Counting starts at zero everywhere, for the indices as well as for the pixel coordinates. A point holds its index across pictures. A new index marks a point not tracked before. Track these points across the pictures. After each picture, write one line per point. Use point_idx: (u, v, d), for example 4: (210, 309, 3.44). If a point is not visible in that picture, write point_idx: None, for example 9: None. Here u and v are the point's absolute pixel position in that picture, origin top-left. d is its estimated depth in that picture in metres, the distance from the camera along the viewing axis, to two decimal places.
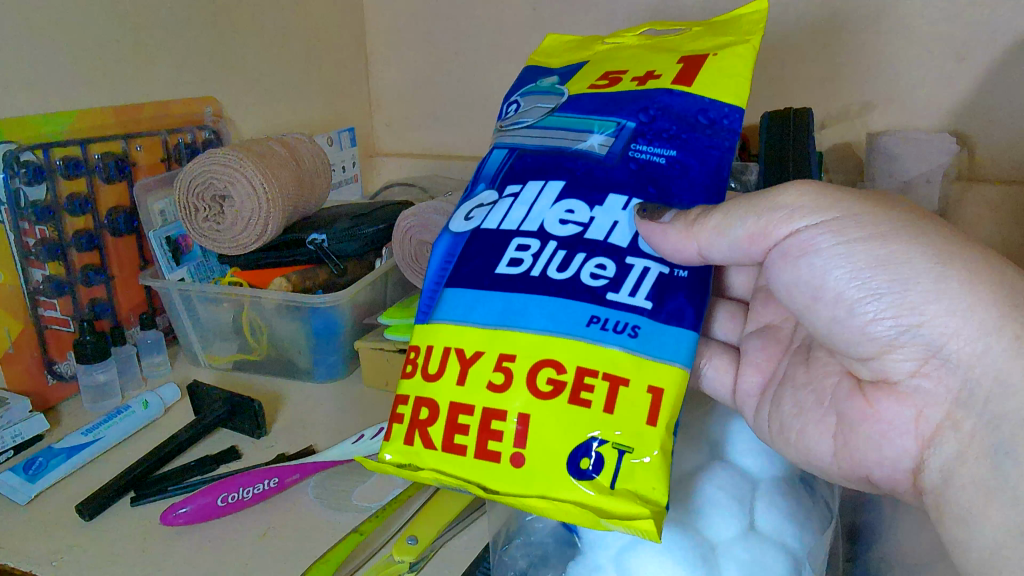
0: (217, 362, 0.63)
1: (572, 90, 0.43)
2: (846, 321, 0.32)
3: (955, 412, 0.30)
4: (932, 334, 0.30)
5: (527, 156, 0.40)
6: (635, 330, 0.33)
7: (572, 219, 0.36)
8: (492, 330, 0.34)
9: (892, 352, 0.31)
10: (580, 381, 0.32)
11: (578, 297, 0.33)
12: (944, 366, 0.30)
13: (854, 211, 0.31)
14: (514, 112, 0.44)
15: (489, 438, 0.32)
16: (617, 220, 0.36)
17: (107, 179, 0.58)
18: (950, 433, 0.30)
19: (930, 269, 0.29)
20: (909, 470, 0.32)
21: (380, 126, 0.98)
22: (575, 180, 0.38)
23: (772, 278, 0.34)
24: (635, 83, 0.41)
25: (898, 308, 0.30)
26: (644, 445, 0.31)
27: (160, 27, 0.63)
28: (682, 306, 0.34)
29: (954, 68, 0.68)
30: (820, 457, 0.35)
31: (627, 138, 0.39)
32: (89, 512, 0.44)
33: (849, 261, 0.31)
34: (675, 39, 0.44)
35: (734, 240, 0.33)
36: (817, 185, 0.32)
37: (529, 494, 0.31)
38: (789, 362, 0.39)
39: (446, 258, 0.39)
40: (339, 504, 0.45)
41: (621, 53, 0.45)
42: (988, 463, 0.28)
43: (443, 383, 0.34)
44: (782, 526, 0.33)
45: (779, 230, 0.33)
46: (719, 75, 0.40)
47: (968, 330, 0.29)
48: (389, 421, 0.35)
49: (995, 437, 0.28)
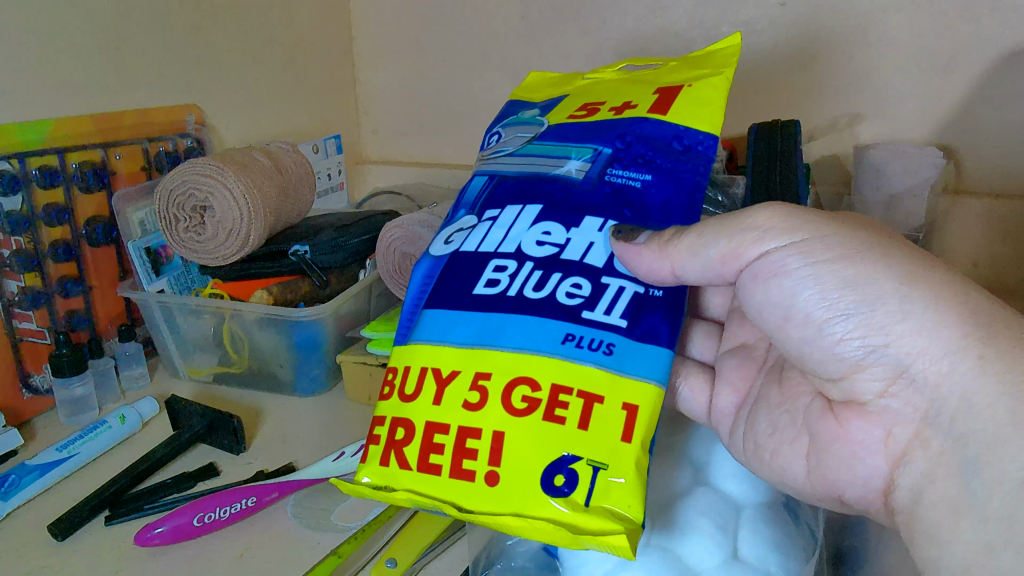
0: (197, 374, 0.62)
1: (552, 120, 0.42)
2: (815, 341, 0.31)
3: (924, 430, 0.29)
4: (899, 354, 0.29)
5: (507, 181, 0.40)
6: (609, 347, 0.32)
7: (549, 241, 0.36)
8: (467, 350, 0.33)
9: (861, 372, 0.31)
10: (555, 399, 0.31)
11: (552, 313, 0.33)
12: (911, 386, 0.29)
13: (821, 231, 0.31)
14: (496, 142, 0.43)
15: (464, 457, 0.31)
16: (592, 241, 0.35)
17: (86, 189, 0.57)
18: (919, 452, 0.29)
19: (895, 290, 0.29)
20: (881, 490, 0.31)
21: (366, 134, 0.97)
22: (553, 205, 0.37)
23: (744, 299, 0.34)
24: (612, 112, 0.41)
25: (866, 328, 0.29)
26: (619, 463, 0.30)
27: (143, 33, 0.62)
28: (657, 324, 0.34)
29: (942, 81, 0.68)
30: (794, 477, 0.34)
31: (603, 163, 0.38)
32: (61, 533, 0.43)
33: (818, 283, 0.30)
34: (653, 71, 0.44)
35: (707, 260, 0.33)
36: (792, 208, 0.32)
37: (503, 512, 0.30)
38: (762, 382, 0.38)
39: (425, 281, 0.38)
40: (318, 524, 0.44)
41: (601, 86, 0.45)
42: (956, 481, 0.27)
43: (420, 403, 0.33)
44: (766, 553, 0.32)
45: (750, 252, 0.32)
46: (695, 103, 0.40)
47: (935, 348, 0.28)
48: (366, 442, 0.34)
49: (963, 454, 0.27)
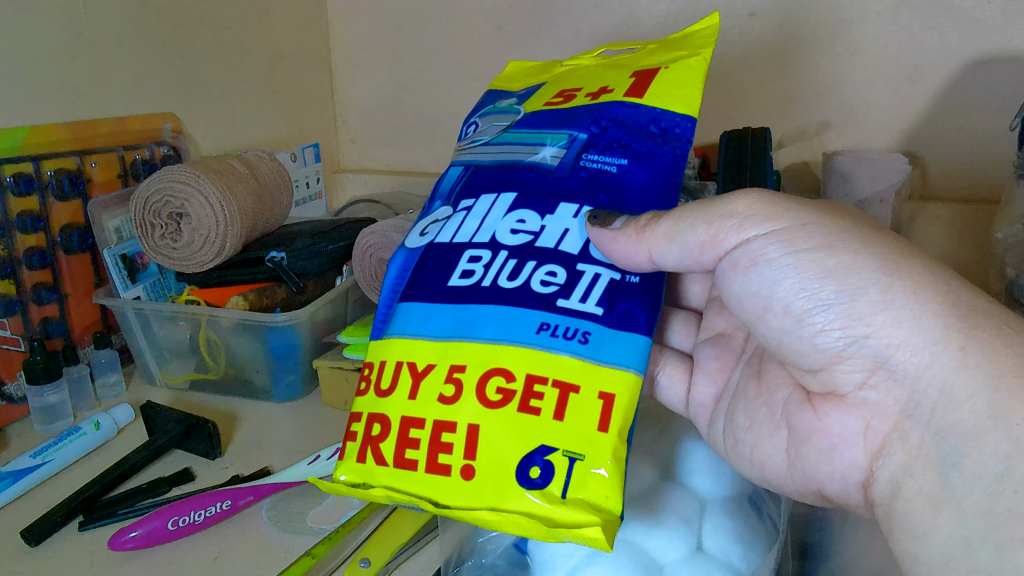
0: (172, 381, 0.62)
1: (529, 108, 0.43)
2: (794, 332, 0.32)
3: (902, 423, 0.30)
4: (879, 345, 0.30)
5: (481, 171, 0.40)
6: (585, 335, 0.33)
7: (523, 229, 0.36)
8: (444, 343, 0.34)
9: (840, 363, 0.31)
10: (529, 389, 0.32)
11: (529, 304, 0.33)
12: (890, 378, 0.30)
13: (801, 221, 0.31)
14: (472, 132, 0.44)
15: (439, 451, 0.32)
16: (567, 228, 0.36)
17: (60, 196, 0.58)
18: (898, 444, 0.30)
19: (877, 279, 0.29)
20: (859, 483, 0.32)
21: (344, 142, 0.97)
22: (527, 192, 0.38)
23: (723, 288, 0.35)
24: (589, 98, 0.41)
25: (846, 318, 0.30)
26: (597, 453, 0.31)
27: (118, 41, 0.62)
28: (635, 311, 0.34)
29: (907, 91, 0.70)
30: (774, 469, 0.35)
31: (578, 149, 0.39)
32: (34, 538, 0.43)
33: (798, 272, 0.31)
34: (631, 56, 0.45)
35: (685, 246, 0.34)
36: (764, 196, 0.33)
37: (478, 507, 0.30)
38: (742, 371, 0.39)
39: (401, 273, 0.39)
40: (292, 527, 0.45)
41: (577, 72, 0.45)
42: (936, 475, 0.28)
43: (395, 398, 0.34)
44: (729, 547, 0.33)
45: (729, 239, 0.33)
46: (671, 85, 0.40)
47: (915, 340, 0.29)
48: (343, 440, 0.35)
49: (942, 447, 0.28)
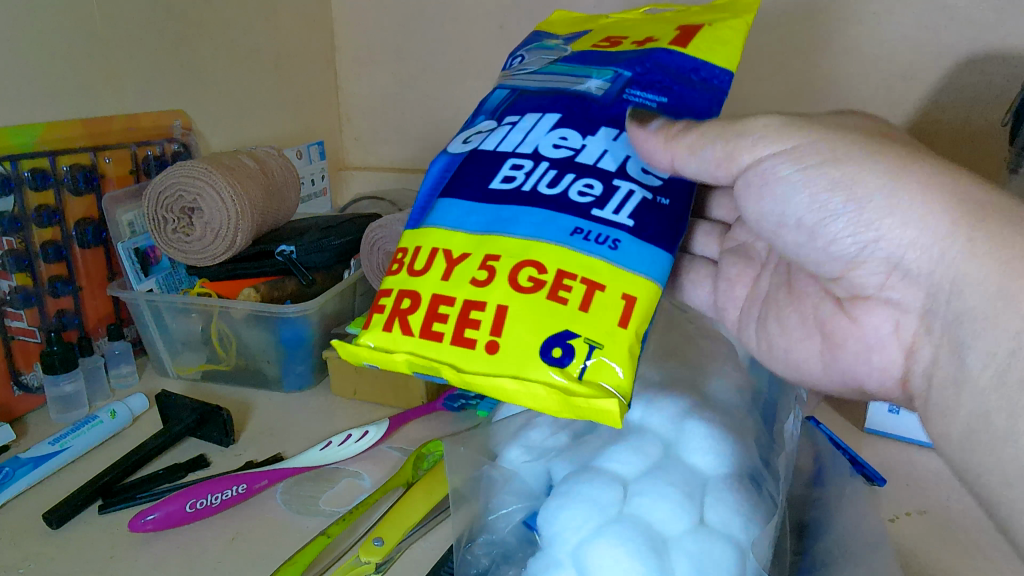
0: (185, 372, 0.63)
1: (575, 46, 0.44)
2: (810, 245, 0.35)
3: (927, 318, 0.32)
4: (890, 249, 0.32)
5: (529, 94, 0.41)
6: (614, 239, 0.34)
7: (565, 144, 0.38)
8: (479, 236, 0.36)
9: (858, 268, 0.34)
10: (554, 273, 0.33)
11: (557, 204, 0.35)
12: (906, 278, 0.32)
13: (813, 137, 0.33)
14: (521, 63, 0.45)
15: (465, 326, 0.33)
16: (606, 149, 0.38)
17: (76, 191, 0.59)
18: (925, 342, 0.32)
19: (884, 183, 0.31)
20: (898, 378, 0.35)
21: (348, 140, 0.99)
22: (571, 113, 0.39)
23: (741, 201, 0.36)
24: (635, 45, 0.42)
25: (855, 225, 0.32)
26: (613, 346, 0.32)
27: (130, 39, 0.64)
28: (660, 228, 0.35)
29: (902, 88, 0.72)
30: (810, 368, 0.40)
31: (622, 84, 0.40)
32: (57, 521, 0.44)
33: (810, 186, 0.33)
34: (675, 13, 0.46)
35: (703, 160, 0.35)
36: (780, 120, 0.34)
37: (500, 376, 0.32)
38: (770, 279, 0.43)
39: (445, 172, 0.40)
40: (307, 509, 0.46)
41: (623, 23, 0.46)
42: (956, 357, 0.30)
43: (427, 277, 0.35)
44: (729, 519, 0.34)
45: (744, 156, 0.35)
46: (714, 41, 0.41)
47: (925, 239, 0.30)
48: (369, 312, 0.36)
49: (959, 333, 0.30)
